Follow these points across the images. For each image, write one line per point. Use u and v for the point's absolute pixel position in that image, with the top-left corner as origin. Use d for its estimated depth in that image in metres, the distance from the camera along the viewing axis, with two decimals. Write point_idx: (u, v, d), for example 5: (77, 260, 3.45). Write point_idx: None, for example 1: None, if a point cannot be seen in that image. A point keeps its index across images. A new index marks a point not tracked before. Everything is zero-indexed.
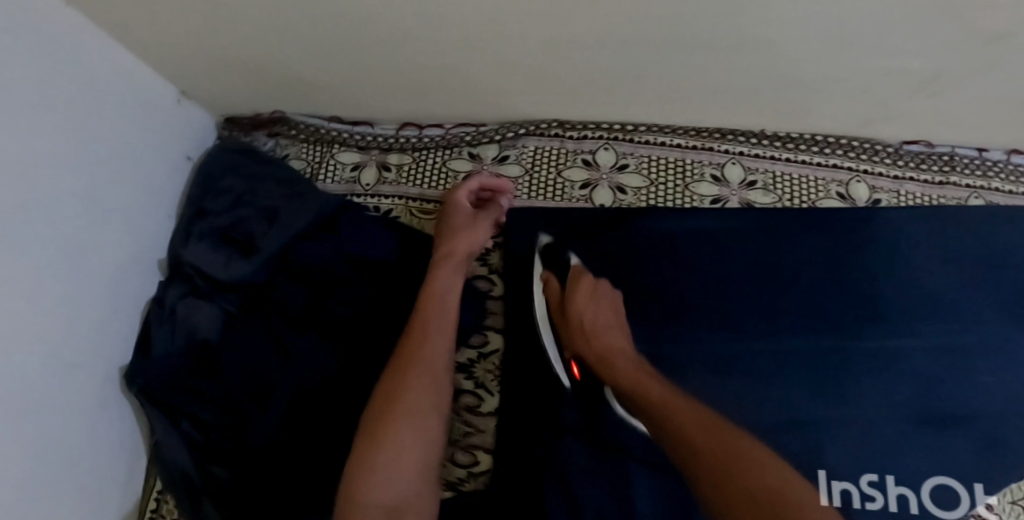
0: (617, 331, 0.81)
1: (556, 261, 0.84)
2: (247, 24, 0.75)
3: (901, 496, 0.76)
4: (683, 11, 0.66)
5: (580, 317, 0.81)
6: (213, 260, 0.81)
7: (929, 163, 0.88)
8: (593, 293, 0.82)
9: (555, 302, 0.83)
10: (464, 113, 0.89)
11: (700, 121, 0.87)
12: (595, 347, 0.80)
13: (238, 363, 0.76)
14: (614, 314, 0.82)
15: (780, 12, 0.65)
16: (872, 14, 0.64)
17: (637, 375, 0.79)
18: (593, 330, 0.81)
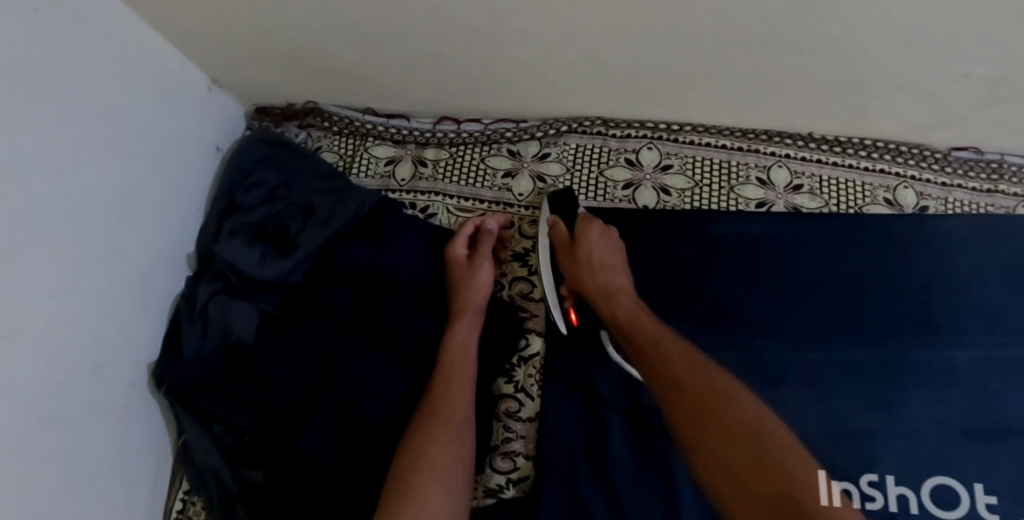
0: (620, 272, 0.82)
1: (567, 207, 0.84)
2: (287, 11, 0.72)
3: (902, 497, 0.74)
4: (746, 8, 0.63)
5: (588, 252, 0.81)
6: (246, 256, 0.78)
7: (978, 170, 0.86)
8: (602, 236, 0.82)
9: (562, 245, 0.82)
10: (506, 108, 0.86)
11: (748, 122, 0.85)
12: (597, 282, 0.80)
13: (278, 375, 0.73)
14: (618, 256, 0.82)
15: (848, 12, 0.63)
16: (943, 17, 0.62)
17: (634, 311, 0.79)
18: (597, 267, 0.81)
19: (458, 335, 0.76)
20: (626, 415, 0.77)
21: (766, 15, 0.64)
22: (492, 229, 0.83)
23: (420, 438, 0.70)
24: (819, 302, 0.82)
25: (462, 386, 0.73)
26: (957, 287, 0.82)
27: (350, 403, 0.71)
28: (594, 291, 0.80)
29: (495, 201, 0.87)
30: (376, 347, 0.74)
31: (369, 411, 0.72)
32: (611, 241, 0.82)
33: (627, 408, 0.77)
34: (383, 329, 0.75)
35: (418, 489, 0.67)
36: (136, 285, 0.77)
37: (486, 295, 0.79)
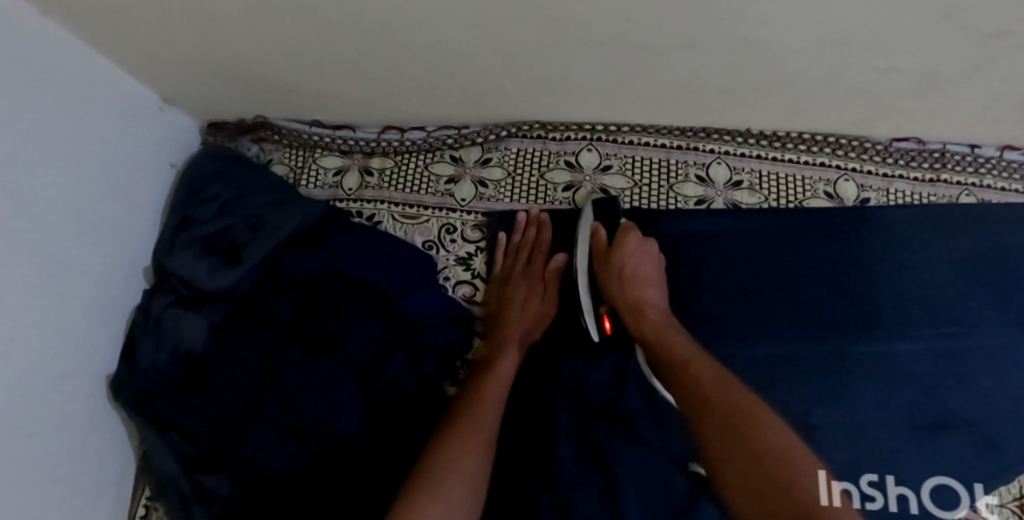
0: (656, 285, 0.81)
1: (609, 215, 0.83)
2: (224, 34, 0.74)
3: (901, 497, 0.77)
4: (668, 15, 0.64)
5: (623, 263, 0.80)
6: (198, 268, 0.80)
7: (920, 160, 0.86)
8: (640, 247, 0.80)
9: (600, 254, 0.82)
10: (446, 116, 0.87)
11: (685, 121, 0.85)
12: (626, 295, 0.80)
13: (223, 378, 0.74)
14: (655, 269, 0.81)
15: (770, 15, 0.63)
16: (866, 15, 0.62)
17: (662, 327, 0.78)
18: (630, 279, 0.80)
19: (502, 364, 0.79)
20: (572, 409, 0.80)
21: (691, 16, 0.64)
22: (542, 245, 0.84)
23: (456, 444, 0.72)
24: (761, 297, 0.83)
25: (494, 410, 0.76)
26: (901, 280, 0.84)
27: (297, 411, 0.72)
28: (624, 303, 0.80)
29: (438, 207, 0.87)
30: (314, 352, 0.75)
31: (317, 417, 0.72)
32: (646, 256, 0.80)
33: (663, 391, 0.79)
34: (326, 333, 0.76)
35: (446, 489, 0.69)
36: (93, 301, 0.80)
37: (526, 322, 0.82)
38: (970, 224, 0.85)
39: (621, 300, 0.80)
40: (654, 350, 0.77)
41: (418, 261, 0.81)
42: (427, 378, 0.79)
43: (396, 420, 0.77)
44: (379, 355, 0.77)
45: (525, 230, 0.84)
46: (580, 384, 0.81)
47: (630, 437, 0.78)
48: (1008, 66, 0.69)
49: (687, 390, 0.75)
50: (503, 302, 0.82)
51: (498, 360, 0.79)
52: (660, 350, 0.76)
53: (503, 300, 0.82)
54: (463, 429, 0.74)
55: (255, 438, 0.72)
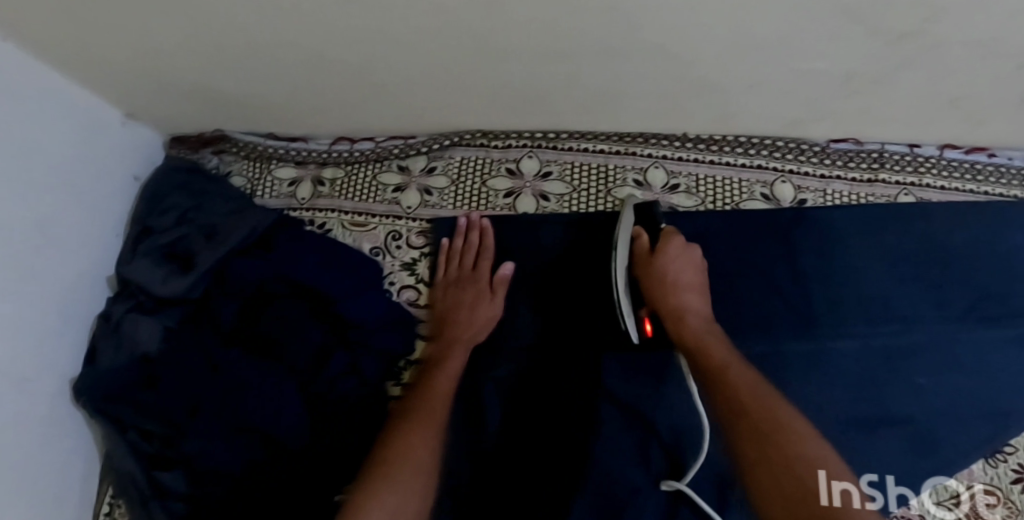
0: (697, 293, 0.79)
1: (650, 220, 0.83)
2: (172, 55, 0.77)
3: (901, 496, 0.78)
4: (582, 28, 0.67)
5: (665, 268, 0.79)
6: (155, 275, 0.83)
7: (858, 160, 0.87)
8: (683, 252, 0.80)
9: (640, 257, 0.81)
10: (392, 127, 0.90)
11: (622, 127, 0.87)
12: (668, 299, 0.78)
13: (175, 379, 0.78)
14: (696, 275, 0.80)
15: (681, 24, 0.65)
16: (774, 21, 0.64)
17: (703, 335, 0.76)
18: (671, 284, 0.78)
19: (448, 364, 0.80)
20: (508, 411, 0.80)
21: (603, 28, 0.66)
22: (488, 248, 0.85)
23: (405, 440, 0.75)
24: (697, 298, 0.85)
25: (441, 410, 0.78)
26: (837, 279, 0.85)
27: (237, 409, 0.76)
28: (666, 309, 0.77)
29: (385, 215, 0.90)
30: (254, 354, 0.80)
31: (257, 417, 0.76)
32: (688, 262, 0.80)
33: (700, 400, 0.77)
34: (267, 336, 0.80)
35: (397, 482, 0.72)
36: (52, 309, 0.84)
37: (474, 324, 0.83)
38: (908, 223, 0.86)
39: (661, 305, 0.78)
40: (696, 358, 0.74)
41: (358, 263, 0.85)
42: (370, 381, 0.81)
43: (342, 424, 0.79)
44: (319, 356, 0.80)
45: (466, 235, 0.86)
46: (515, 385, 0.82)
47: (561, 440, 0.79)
48: (925, 66, 0.70)
49: (706, 372, 0.73)
50: (450, 305, 0.84)
51: (445, 359, 0.81)
52: (698, 355, 0.74)
53: (449, 303, 0.84)
54: (403, 430, 0.76)
55: (199, 435, 0.75)
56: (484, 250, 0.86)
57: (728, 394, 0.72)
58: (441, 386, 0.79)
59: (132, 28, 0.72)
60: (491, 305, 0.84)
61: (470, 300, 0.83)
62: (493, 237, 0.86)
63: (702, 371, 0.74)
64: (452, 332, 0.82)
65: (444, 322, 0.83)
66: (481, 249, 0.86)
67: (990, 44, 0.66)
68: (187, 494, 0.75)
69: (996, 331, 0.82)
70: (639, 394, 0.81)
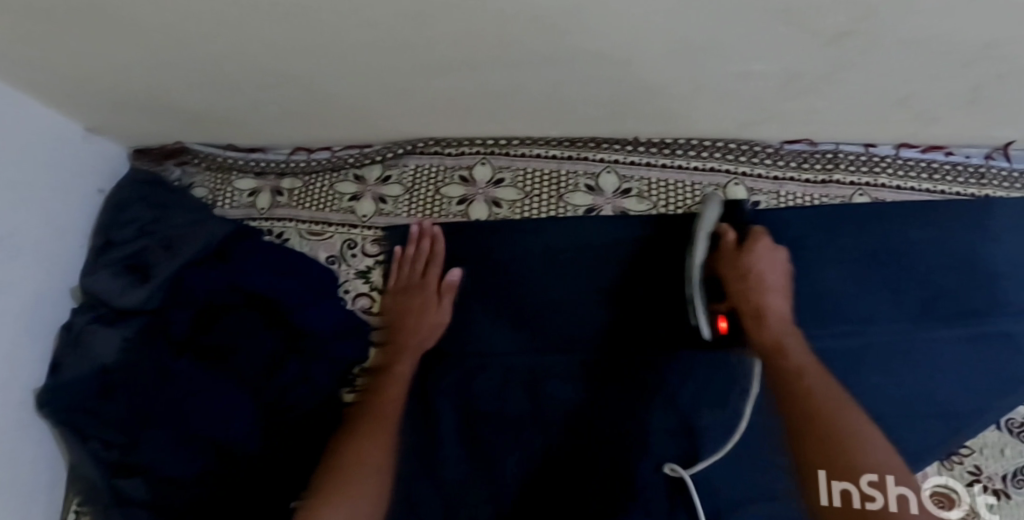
0: (778, 295, 0.83)
1: (730, 214, 0.85)
2: (124, 73, 0.78)
3: (903, 498, 0.75)
4: (517, 38, 0.67)
5: (752, 266, 0.82)
6: (114, 286, 0.85)
7: (812, 161, 0.87)
8: (769, 253, 0.83)
9: (727, 253, 0.83)
10: (348, 137, 0.91)
11: (573, 132, 0.87)
12: (753, 298, 0.82)
13: (129, 391, 0.79)
14: (780, 277, 0.84)
15: (613, 32, 0.65)
16: (707, 27, 0.64)
17: (781, 336, 0.81)
18: (757, 285, 0.82)
19: (398, 370, 0.83)
20: (456, 414, 0.82)
21: (537, 38, 0.67)
22: (438, 256, 0.87)
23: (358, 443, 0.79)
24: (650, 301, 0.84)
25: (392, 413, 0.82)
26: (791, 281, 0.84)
27: (189, 418, 0.77)
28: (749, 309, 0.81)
29: (341, 223, 0.91)
30: (206, 363, 0.81)
31: (208, 425, 0.77)
32: (774, 263, 0.83)
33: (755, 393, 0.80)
34: (219, 346, 0.81)
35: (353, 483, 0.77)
36: (18, 321, 0.85)
37: (424, 331, 0.85)
38: (862, 224, 0.85)
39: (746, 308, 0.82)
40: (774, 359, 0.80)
41: (311, 269, 0.85)
42: (323, 390, 0.81)
43: (293, 433, 0.80)
44: (270, 365, 0.81)
45: (418, 242, 0.87)
46: (465, 388, 0.83)
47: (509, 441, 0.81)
48: (867, 68, 0.69)
49: (775, 369, 0.79)
50: (399, 312, 0.85)
51: (395, 364, 0.84)
52: (778, 357, 0.80)
53: (399, 310, 0.85)
54: (360, 433, 0.80)
55: (152, 446, 0.76)
56: (433, 258, 0.87)
57: (789, 393, 0.78)
58: (392, 390, 0.82)
59: (76, 47, 0.72)
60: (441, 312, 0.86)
61: (420, 307, 0.85)
62: (444, 244, 0.87)
63: (773, 367, 0.80)
64: (403, 337, 0.85)
65: (396, 327, 0.85)
66: (432, 257, 0.87)
67: (929, 43, 0.64)
68: (146, 502, 0.75)
69: (946, 332, 0.82)
70: (671, 392, 0.82)
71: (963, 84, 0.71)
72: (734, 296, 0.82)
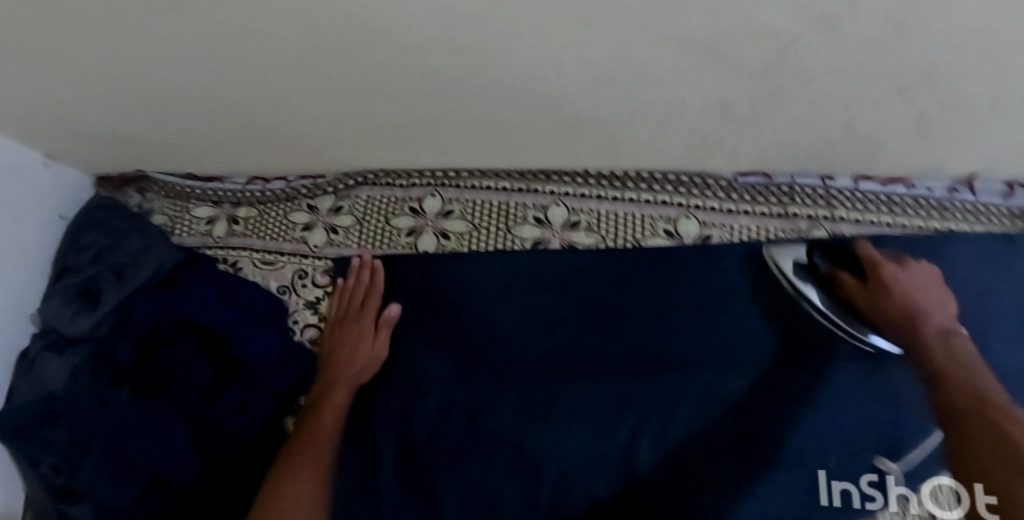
0: (937, 304, 0.79)
1: (835, 252, 0.81)
2: (71, 106, 0.80)
3: (902, 496, 0.72)
4: (439, 70, 0.66)
5: (898, 287, 0.79)
6: (63, 313, 0.86)
7: (767, 195, 0.84)
8: (906, 267, 0.80)
9: (858, 287, 0.79)
10: (300, 167, 0.92)
11: (521, 164, 0.86)
12: (907, 320, 0.78)
13: (69, 418, 0.80)
14: (931, 285, 0.79)
15: (533, 64, 0.64)
16: (627, 60, 0.62)
17: (950, 349, 0.77)
18: (912, 303, 0.78)
19: (334, 400, 0.83)
20: (388, 450, 0.81)
21: (459, 70, 0.66)
22: (377, 286, 0.87)
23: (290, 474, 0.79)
24: (592, 336, 0.82)
25: (327, 443, 0.81)
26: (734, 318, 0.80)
27: (124, 447, 0.78)
28: (895, 315, 0.78)
29: (293, 253, 0.91)
30: (145, 392, 0.82)
31: (144, 453, 0.78)
32: (921, 274, 0.80)
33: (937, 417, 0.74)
34: (158, 375, 0.82)
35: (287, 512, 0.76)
36: None
37: (361, 361, 0.84)
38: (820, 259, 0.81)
39: (898, 320, 0.78)
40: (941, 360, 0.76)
41: (256, 298, 0.87)
42: (260, 418, 0.83)
43: (229, 462, 0.81)
44: (210, 393, 0.82)
45: (359, 274, 0.88)
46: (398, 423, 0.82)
47: (447, 476, 0.79)
48: (800, 99, 0.67)
49: (948, 387, 0.75)
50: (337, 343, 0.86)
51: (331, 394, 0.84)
52: (939, 367, 0.76)
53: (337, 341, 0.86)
54: (292, 469, 0.79)
55: (88, 474, 0.76)
56: (372, 288, 0.87)
57: (970, 402, 0.74)
58: (326, 420, 0.82)
59: (20, 84, 0.74)
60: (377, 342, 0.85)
61: (357, 337, 0.85)
62: (383, 275, 0.87)
63: (948, 384, 0.75)
64: (340, 366, 0.84)
65: (332, 360, 0.85)
66: (371, 288, 0.87)
67: (852, 76, 0.63)
68: None
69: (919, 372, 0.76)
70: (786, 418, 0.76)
71: (900, 117, 0.69)
72: (886, 315, 0.78)
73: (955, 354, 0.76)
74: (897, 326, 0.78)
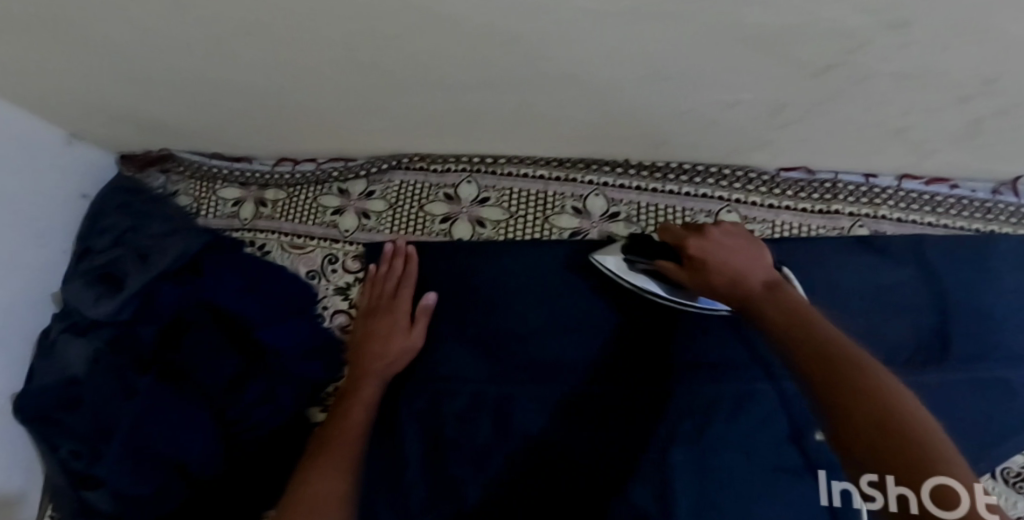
0: (753, 258, 0.72)
1: (645, 243, 0.78)
2: (95, 85, 0.77)
3: None
4: (488, 56, 0.64)
5: (709, 252, 0.72)
6: (87, 297, 0.84)
7: (810, 191, 0.83)
8: (714, 234, 0.73)
9: (679, 271, 0.74)
10: (330, 150, 0.89)
11: (560, 153, 0.85)
12: (734, 284, 0.70)
13: (92, 403, 0.78)
14: (742, 244, 0.73)
15: (586, 54, 0.62)
16: (682, 52, 0.61)
17: (783, 301, 0.66)
18: (728, 262, 0.71)
19: (362, 395, 0.80)
20: (414, 445, 0.80)
21: (506, 57, 0.64)
22: (412, 274, 0.85)
23: (318, 472, 0.75)
24: (628, 332, 0.81)
25: (356, 440, 0.78)
26: None
27: (149, 437, 0.75)
28: (720, 282, 0.70)
29: (323, 238, 0.89)
30: (170, 381, 0.79)
31: (170, 444, 0.76)
32: (727, 235, 0.74)
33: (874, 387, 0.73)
34: (183, 363, 0.79)
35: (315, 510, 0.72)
36: None
37: (394, 353, 0.81)
38: (855, 262, 0.81)
39: (724, 288, 0.70)
40: (769, 314, 0.65)
41: (284, 289, 0.84)
42: (286, 409, 0.80)
43: (253, 457, 0.79)
44: (235, 385, 0.79)
45: (392, 261, 0.86)
46: (426, 417, 0.81)
47: (475, 471, 0.78)
48: (852, 97, 0.66)
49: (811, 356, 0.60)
50: (368, 335, 0.82)
51: (358, 390, 0.80)
52: (767, 311, 0.66)
53: (368, 334, 0.83)
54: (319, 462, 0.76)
55: (110, 462, 0.74)
56: (403, 277, 0.85)
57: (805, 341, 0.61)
58: (355, 417, 0.79)
59: (47, 62, 0.71)
60: (413, 333, 0.82)
61: (390, 329, 0.82)
62: (417, 263, 0.86)
63: (795, 338, 0.62)
64: (371, 359, 0.81)
65: (360, 348, 0.82)
66: (404, 277, 0.85)
67: (917, 78, 0.61)
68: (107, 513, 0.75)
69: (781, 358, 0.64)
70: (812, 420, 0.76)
71: (956, 122, 0.68)
72: (708, 284, 0.71)
73: (790, 305, 0.66)
74: (724, 295, 0.70)
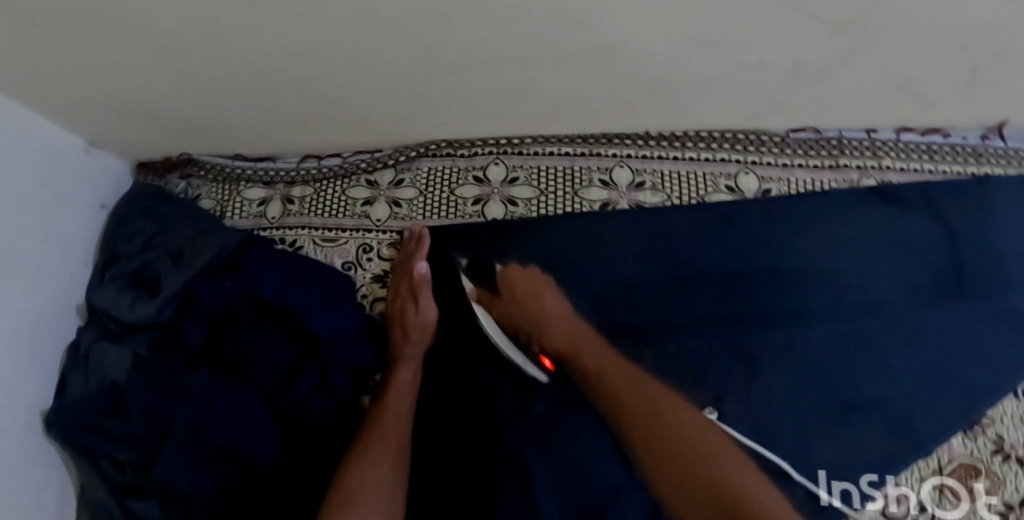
0: (550, 299, 0.84)
1: (484, 271, 0.87)
2: (126, 87, 0.76)
3: (901, 496, 0.76)
4: (533, 28, 0.66)
5: (512, 292, 0.85)
6: (122, 302, 0.82)
7: (818, 148, 0.89)
8: (518, 274, 0.86)
9: (495, 307, 0.85)
10: (358, 142, 0.91)
11: (585, 129, 0.89)
12: (528, 316, 0.83)
13: (139, 404, 0.76)
14: (546, 289, 0.85)
15: (630, 23, 0.66)
16: (718, 15, 0.64)
17: (571, 337, 0.82)
18: (525, 300, 0.84)
19: (400, 381, 0.81)
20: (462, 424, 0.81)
21: (553, 32, 0.67)
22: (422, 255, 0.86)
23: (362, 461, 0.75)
24: (663, 295, 0.85)
25: (400, 424, 0.78)
26: (798, 271, 0.85)
27: (205, 431, 0.74)
28: (518, 318, 0.83)
29: (355, 228, 0.91)
30: (221, 375, 0.78)
31: (225, 438, 0.74)
32: (528, 275, 0.86)
33: (881, 329, 0.83)
34: (231, 356, 0.78)
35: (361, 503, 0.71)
36: (22, 342, 0.80)
37: (422, 339, 0.83)
38: (870, 212, 0.87)
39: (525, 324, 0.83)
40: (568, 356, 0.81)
41: (327, 280, 0.85)
42: (342, 397, 0.80)
43: (315, 449, 0.79)
44: (287, 375, 0.79)
45: (408, 245, 0.88)
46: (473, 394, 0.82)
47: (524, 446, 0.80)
48: (869, 51, 0.71)
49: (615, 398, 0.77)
50: (396, 322, 0.84)
51: (396, 378, 0.81)
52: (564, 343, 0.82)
53: (396, 321, 0.84)
54: (363, 453, 0.75)
55: (168, 462, 0.73)
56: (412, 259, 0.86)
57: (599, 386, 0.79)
58: (394, 404, 0.79)
59: (80, 61, 0.71)
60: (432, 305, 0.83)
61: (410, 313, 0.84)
62: (430, 242, 0.87)
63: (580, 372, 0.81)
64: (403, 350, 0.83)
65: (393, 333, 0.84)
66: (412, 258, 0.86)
67: (929, 29, 0.67)
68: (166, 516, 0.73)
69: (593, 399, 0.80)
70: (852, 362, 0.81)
71: (959, 68, 0.74)
72: (513, 323, 0.83)
73: (574, 338, 0.82)
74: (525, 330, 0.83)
